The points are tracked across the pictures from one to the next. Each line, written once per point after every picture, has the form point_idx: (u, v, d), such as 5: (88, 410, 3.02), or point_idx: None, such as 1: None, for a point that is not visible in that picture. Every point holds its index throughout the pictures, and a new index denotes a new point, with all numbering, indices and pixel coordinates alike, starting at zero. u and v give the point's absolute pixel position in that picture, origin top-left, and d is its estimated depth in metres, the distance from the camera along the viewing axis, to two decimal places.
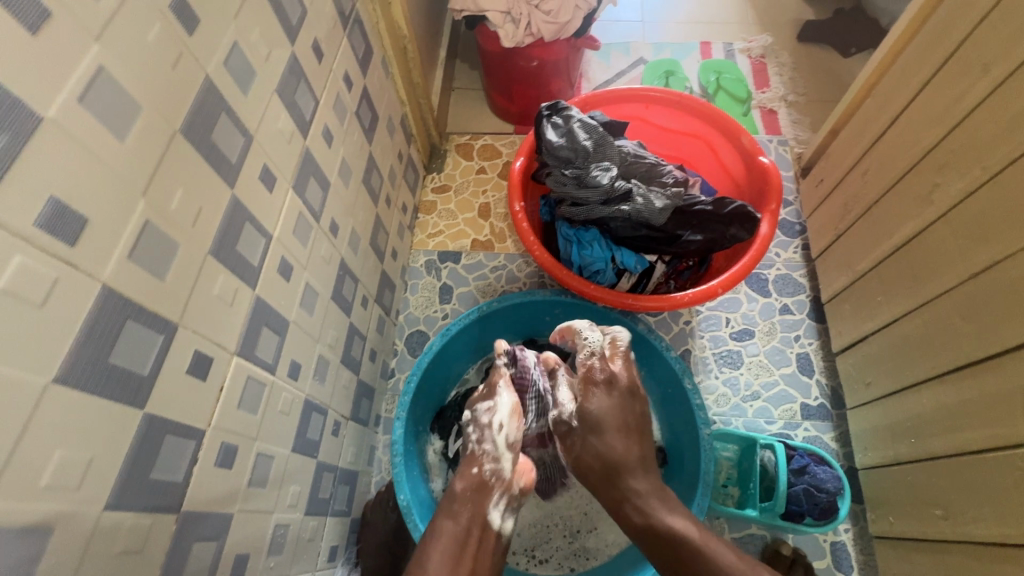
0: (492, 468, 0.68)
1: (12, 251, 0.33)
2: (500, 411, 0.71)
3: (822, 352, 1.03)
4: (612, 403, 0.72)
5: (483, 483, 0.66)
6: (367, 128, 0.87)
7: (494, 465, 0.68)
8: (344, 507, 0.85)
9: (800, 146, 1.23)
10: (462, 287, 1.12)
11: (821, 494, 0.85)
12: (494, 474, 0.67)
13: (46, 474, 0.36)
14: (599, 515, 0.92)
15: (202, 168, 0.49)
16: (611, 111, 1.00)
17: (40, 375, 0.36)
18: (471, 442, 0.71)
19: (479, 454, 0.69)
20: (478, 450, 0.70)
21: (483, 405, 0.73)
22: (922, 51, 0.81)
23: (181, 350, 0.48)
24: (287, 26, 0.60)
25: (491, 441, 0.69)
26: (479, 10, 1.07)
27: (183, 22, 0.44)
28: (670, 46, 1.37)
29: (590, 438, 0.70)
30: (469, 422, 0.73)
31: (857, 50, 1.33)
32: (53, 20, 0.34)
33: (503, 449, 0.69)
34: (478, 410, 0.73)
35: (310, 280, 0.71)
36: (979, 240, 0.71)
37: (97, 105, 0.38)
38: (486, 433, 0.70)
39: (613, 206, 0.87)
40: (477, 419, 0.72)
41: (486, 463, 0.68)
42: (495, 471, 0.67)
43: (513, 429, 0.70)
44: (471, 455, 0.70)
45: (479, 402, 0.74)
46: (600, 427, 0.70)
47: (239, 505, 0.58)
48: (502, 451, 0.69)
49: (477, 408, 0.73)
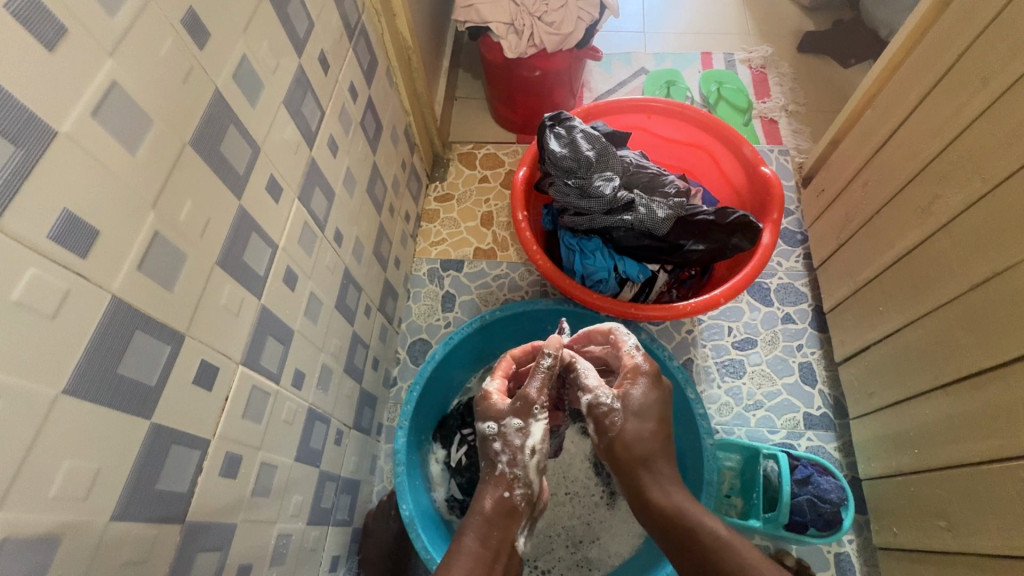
0: (524, 493, 0.64)
1: (26, 265, 0.34)
2: (533, 434, 0.64)
3: (824, 361, 1.03)
4: (659, 396, 0.66)
5: (513, 509, 0.63)
6: (371, 138, 0.87)
7: (526, 490, 0.64)
8: (346, 517, 0.85)
9: (800, 156, 1.24)
10: (464, 295, 1.13)
11: (824, 504, 0.84)
12: (525, 500, 0.64)
13: (55, 485, 0.37)
14: (602, 526, 0.92)
15: (211, 179, 0.49)
16: (613, 121, 1.01)
17: (51, 387, 0.36)
18: (499, 463, 0.64)
19: (508, 477, 0.64)
20: (507, 473, 0.64)
21: (513, 423, 0.65)
22: (921, 63, 0.82)
23: (188, 360, 0.48)
24: (294, 39, 0.61)
25: (523, 466, 0.64)
26: (482, 21, 1.08)
27: (194, 37, 0.45)
28: (671, 56, 1.39)
29: (630, 423, 0.64)
30: (494, 438, 0.65)
31: (856, 61, 1.34)
32: (69, 37, 0.35)
33: (534, 472, 0.64)
34: (506, 427, 0.65)
35: (315, 289, 0.71)
36: (980, 251, 0.71)
37: (111, 119, 0.39)
38: (518, 455, 0.64)
39: (616, 215, 0.88)
40: (505, 437, 0.64)
41: (517, 488, 0.64)
42: (526, 496, 0.64)
43: (546, 453, 0.65)
44: (500, 477, 0.64)
45: (506, 418, 0.65)
46: (643, 418, 0.64)
47: (243, 515, 0.57)
48: (534, 477, 0.64)
49: (503, 424, 0.65)
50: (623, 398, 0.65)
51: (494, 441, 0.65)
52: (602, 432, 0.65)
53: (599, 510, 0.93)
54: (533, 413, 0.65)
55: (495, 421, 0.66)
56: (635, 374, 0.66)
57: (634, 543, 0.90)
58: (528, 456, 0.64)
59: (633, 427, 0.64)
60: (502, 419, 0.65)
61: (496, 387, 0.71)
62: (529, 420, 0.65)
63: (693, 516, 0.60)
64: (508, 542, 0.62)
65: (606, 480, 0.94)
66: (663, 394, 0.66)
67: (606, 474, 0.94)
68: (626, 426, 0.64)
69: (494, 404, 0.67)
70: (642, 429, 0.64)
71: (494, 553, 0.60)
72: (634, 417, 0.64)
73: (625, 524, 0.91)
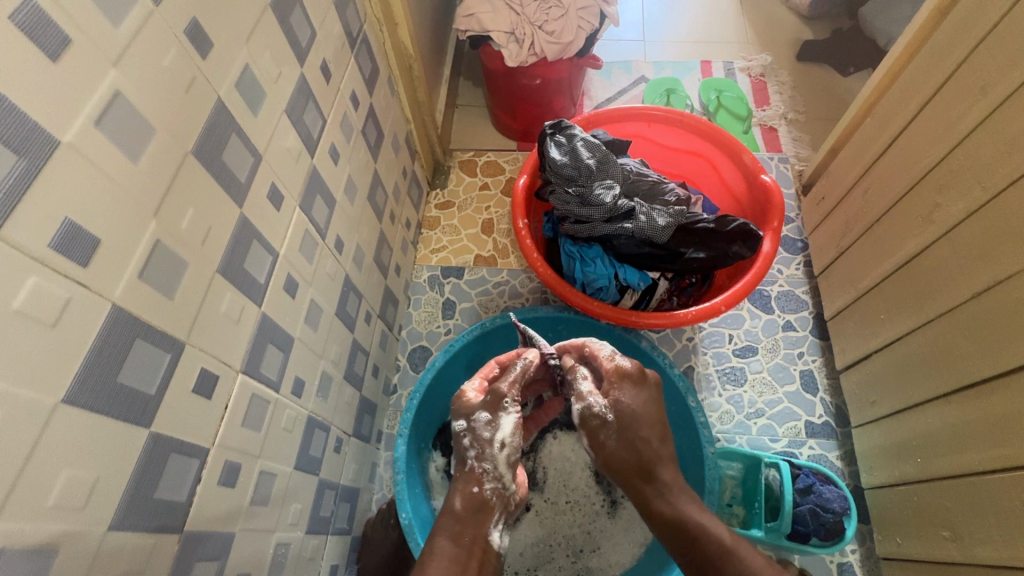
0: (494, 486, 0.63)
1: (27, 274, 0.34)
2: (503, 427, 0.65)
3: (826, 369, 1.03)
4: (650, 397, 0.66)
5: (484, 503, 0.62)
6: (372, 146, 0.88)
7: (496, 484, 0.63)
8: (345, 525, 0.84)
9: (800, 164, 1.25)
10: (464, 302, 1.13)
11: (827, 514, 0.84)
12: (496, 495, 0.63)
13: (53, 494, 0.36)
14: (603, 535, 0.91)
15: (213, 189, 0.49)
16: (613, 129, 1.01)
17: (50, 396, 0.36)
18: (468, 458, 0.65)
19: (478, 472, 0.64)
20: (477, 468, 0.64)
21: (481, 416, 0.66)
22: (920, 73, 0.82)
23: (188, 368, 0.48)
24: (297, 48, 0.61)
25: (492, 460, 0.64)
26: (483, 30, 1.09)
27: (197, 47, 0.45)
28: (671, 65, 1.39)
29: (620, 435, 0.64)
30: (464, 433, 0.66)
31: (855, 70, 1.35)
32: (73, 47, 0.35)
33: (505, 466, 0.64)
34: (475, 421, 0.65)
35: (315, 296, 0.71)
36: (980, 259, 0.71)
37: (114, 129, 0.39)
38: (487, 449, 0.64)
39: (616, 223, 0.88)
40: (473, 430, 0.65)
41: (487, 482, 0.63)
42: (497, 490, 0.63)
43: (516, 447, 0.65)
44: (468, 472, 0.64)
45: (475, 411, 0.66)
46: (632, 424, 0.64)
47: (242, 524, 0.57)
48: (504, 469, 0.64)
49: (471, 418, 0.66)
50: (613, 409, 0.65)
51: (464, 436, 0.66)
52: (597, 447, 0.66)
53: (600, 519, 0.92)
54: (502, 407, 0.66)
55: (465, 417, 0.67)
56: (617, 378, 0.66)
57: (636, 552, 0.89)
58: (496, 446, 0.64)
59: (631, 431, 0.64)
60: (472, 413, 0.66)
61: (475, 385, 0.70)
62: (497, 412, 0.66)
63: (693, 527, 0.60)
64: (482, 537, 0.60)
65: (606, 488, 0.93)
66: (652, 392, 0.67)
67: (606, 482, 0.94)
68: (619, 439, 0.64)
69: (467, 397, 0.68)
70: (633, 438, 0.64)
71: (467, 551, 0.59)
72: (625, 429, 0.64)
73: (626, 533, 0.90)
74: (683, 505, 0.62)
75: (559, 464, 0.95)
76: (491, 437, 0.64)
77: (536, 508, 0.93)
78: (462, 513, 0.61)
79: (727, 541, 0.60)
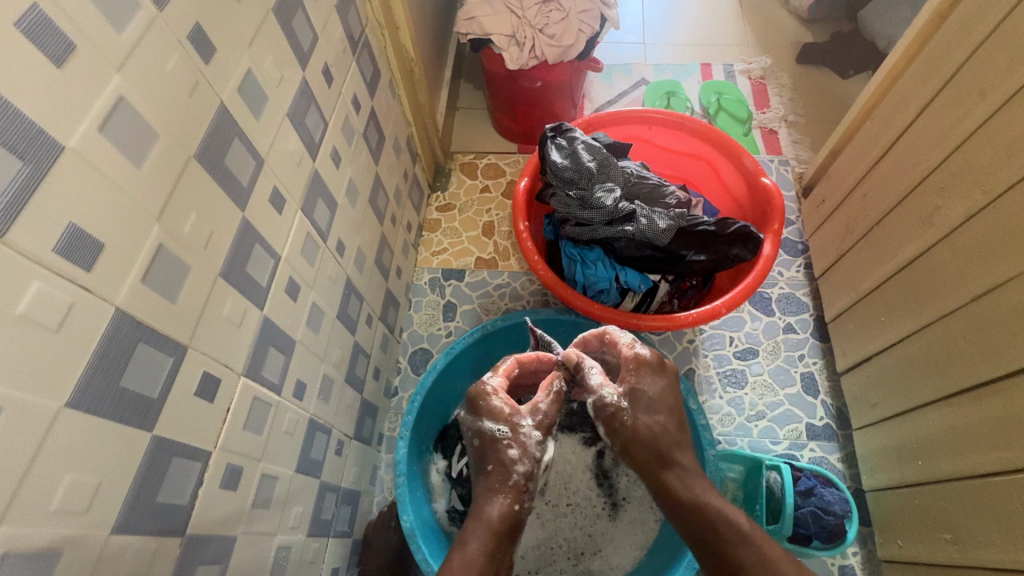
0: (528, 505, 0.64)
1: (30, 278, 0.34)
2: (548, 449, 0.66)
3: (826, 372, 1.03)
4: (666, 385, 0.67)
5: (518, 519, 0.62)
6: (374, 148, 0.88)
7: (529, 502, 0.64)
8: (346, 528, 0.84)
9: (800, 166, 1.25)
10: (465, 304, 1.13)
11: (828, 516, 0.84)
12: (528, 512, 0.64)
13: (55, 499, 0.36)
14: (604, 538, 0.91)
15: (216, 193, 0.50)
16: (614, 132, 1.01)
17: (53, 401, 0.36)
18: (516, 472, 0.63)
19: (522, 488, 0.63)
20: (517, 482, 0.63)
21: (532, 433, 0.65)
22: (920, 76, 0.83)
23: (190, 372, 0.48)
24: (299, 52, 0.62)
25: (537, 479, 0.65)
26: (484, 33, 1.09)
27: (200, 52, 0.46)
28: (671, 67, 1.40)
29: (640, 419, 0.64)
30: (510, 443, 0.64)
31: (855, 73, 1.36)
32: (77, 53, 0.35)
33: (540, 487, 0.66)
34: (525, 435, 0.65)
35: (317, 299, 0.71)
36: (980, 262, 0.72)
37: (117, 134, 0.39)
38: (535, 467, 0.64)
39: (617, 226, 0.88)
40: (522, 443, 0.64)
41: (524, 499, 0.63)
42: (528, 507, 0.64)
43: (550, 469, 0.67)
44: (513, 485, 0.63)
45: (526, 425, 0.65)
46: (653, 411, 0.65)
47: (243, 527, 0.57)
48: (540, 488, 0.66)
49: (521, 431, 0.65)
50: (630, 396, 0.65)
51: (511, 447, 0.64)
52: (615, 434, 0.65)
53: (600, 522, 0.92)
54: (551, 429, 0.67)
55: (509, 425, 0.65)
56: (639, 369, 0.67)
57: (636, 555, 0.89)
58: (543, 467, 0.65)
59: (640, 431, 0.64)
60: (522, 425, 0.65)
61: (496, 383, 0.70)
62: (548, 433, 0.67)
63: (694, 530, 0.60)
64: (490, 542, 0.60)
65: (607, 491, 0.94)
66: (670, 390, 0.67)
67: (607, 484, 0.94)
68: (639, 424, 0.64)
69: (500, 407, 0.67)
70: (653, 423, 0.64)
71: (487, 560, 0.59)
72: (645, 413, 0.64)
73: (627, 535, 0.90)
74: (688, 503, 0.61)
75: (560, 466, 0.95)
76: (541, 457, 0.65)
77: (537, 511, 0.93)
78: (461, 515, 0.61)
79: (744, 533, 0.59)
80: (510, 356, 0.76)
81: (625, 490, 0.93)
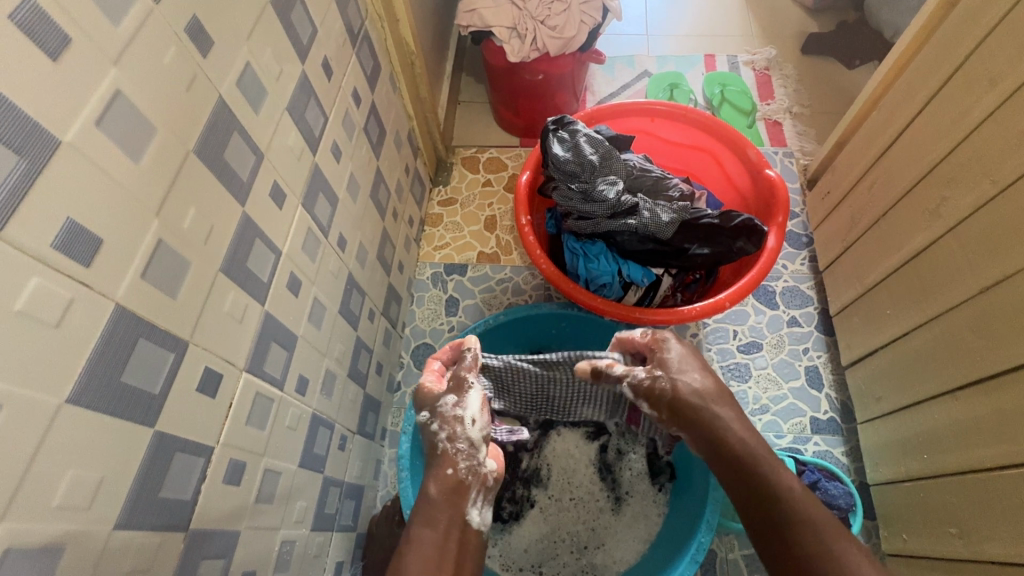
0: (467, 466, 0.63)
1: (29, 275, 0.33)
2: (471, 405, 0.66)
3: (831, 365, 1.02)
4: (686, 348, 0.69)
5: (460, 484, 0.62)
6: (375, 143, 0.88)
7: (468, 462, 0.63)
8: (350, 522, 0.85)
9: (805, 158, 1.24)
10: (468, 299, 1.13)
11: (832, 510, 0.84)
12: (470, 473, 0.63)
13: (58, 494, 0.36)
14: (607, 532, 0.91)
15: (214, 187, 0.49)
16: (616, 124, 1.00)
17: (53, 396, 0.36)
18: (439, 441, 0.65)
19: (451, 453, 0.64)
20: (450, 449, 0.64)
21: (449, 401, 0.66)
22: (927, 65, 0.81)
23: (191, 368, 0.48)
24: (298, 45, 0.61)
25: (463, 438, 0.64)
26: (485, 25, 1.08)
27: (198, 45, 0.45)
28: (674, 59, 1.38)
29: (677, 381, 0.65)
30: (431, 420, 0.66)
31: (861, 62, 1.34)
32: (73, 46, 0.35)
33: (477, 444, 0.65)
34: (443, 406, 0.66)
35: (318, 294, 0.71)
36: (987, 253, 0.71)
37: (113, 127, 0.39)
38: (458, 430, 0.65)
39: (619, 219, 0.87)
40: (442, 415, 0.66)
41: (461, 462, 0.63)
42: (471, 468, 0.63)
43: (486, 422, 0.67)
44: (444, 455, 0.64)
45: (442, 398, 0.67)
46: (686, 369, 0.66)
47: (246, 522, 0.57)
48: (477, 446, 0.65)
49: (439, 404, 0.67)
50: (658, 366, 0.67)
51: (433, 424, 0.66)
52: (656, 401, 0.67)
53: (603, 516, 0.92)
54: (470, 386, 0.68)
55: (431, 408, 0.67)
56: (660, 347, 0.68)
57: (638, 550, 0.88)
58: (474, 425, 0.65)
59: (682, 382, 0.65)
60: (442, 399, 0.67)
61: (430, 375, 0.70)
62: (462, 393, 0.67)
63: None
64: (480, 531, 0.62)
65: (609, 485, 0.94)
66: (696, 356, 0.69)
67: (609, 479, 0.94)
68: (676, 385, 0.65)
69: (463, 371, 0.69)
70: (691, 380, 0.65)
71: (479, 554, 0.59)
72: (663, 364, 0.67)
73: (630, 529, 0.90)
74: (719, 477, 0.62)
75: (562, 462, 0.95)
76: (460, 415, 0.64)
77: (540, 505, 0.93)
78: (451, 497, 0.61)
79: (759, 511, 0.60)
80: (432, 358, 0.74)
81: (628, 485, 0.93)
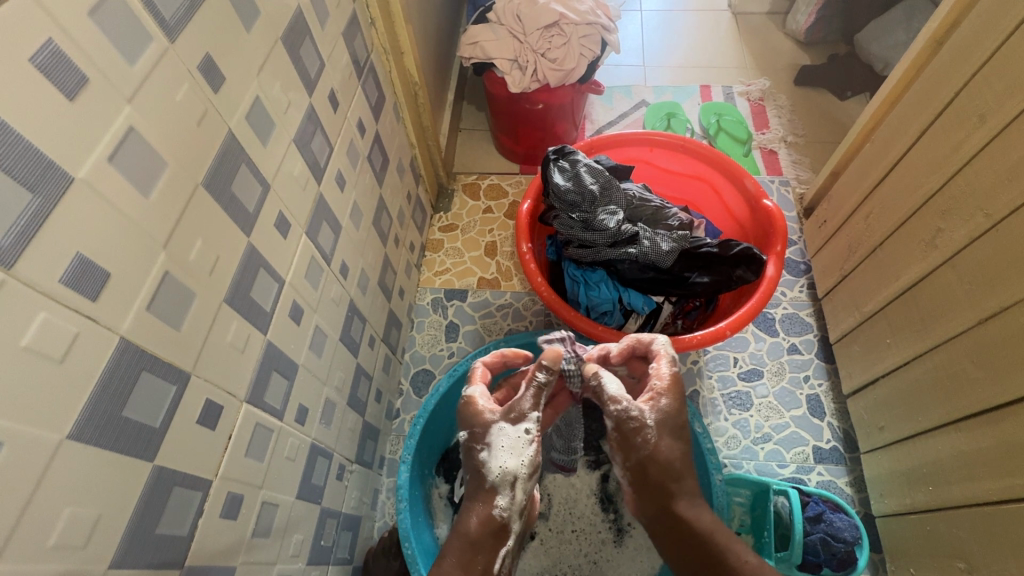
0: (502, 509, 0.63)
1: (36, 310, 0.33)
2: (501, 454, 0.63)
3: (832, 394, 1.02)
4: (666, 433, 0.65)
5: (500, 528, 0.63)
6: (378, 171, 0.89)
7: (506, 505, 0.63)
8: (346, 555, 0.83)
9: (801, 187, 1.26)
10: (468, 324, 1.13)
11: (838, 543, 0.82)
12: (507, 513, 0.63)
13: (54, 534, 0.36)
14: (609, 565, 0.89)
15: (222, 219, 0.50)
16: (615, 154, 1.02)
17: (55, 433, 0.35)
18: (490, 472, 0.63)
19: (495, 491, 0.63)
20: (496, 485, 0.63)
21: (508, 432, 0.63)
22: (916, 100, 0.84)
23: (192, 400, 0.47)
24: (306, 78, 0.62)
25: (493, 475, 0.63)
26: (487, 57, 1.10)
27: (209, 81, 0.46)
28: (670, 89, 1.42)
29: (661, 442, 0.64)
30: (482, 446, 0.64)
31: (852, 94, 1.37)
32: (89, 86, 0.36)
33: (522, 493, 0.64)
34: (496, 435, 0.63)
35: (320, 323, 0.71)
36: (984, 286, 0.71)
37: (126, 164, 0.39)
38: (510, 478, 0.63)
39: (620, 248, 0.88)
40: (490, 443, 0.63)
41: (498, 506, 0.63)
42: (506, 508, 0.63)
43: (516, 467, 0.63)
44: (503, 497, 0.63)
45: (496, 424, 0.63)
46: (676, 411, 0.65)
47: (242, 557, 0.56)
48: (516, 494, 0.63)
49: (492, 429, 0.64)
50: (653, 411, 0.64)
51: (479, 450, 0.64)
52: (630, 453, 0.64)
53: (606, 548, 0.90)
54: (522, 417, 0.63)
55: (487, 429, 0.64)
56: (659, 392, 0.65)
57: None
58: (519, 463, 0.63)
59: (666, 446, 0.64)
60: (493, 425, 0.64)
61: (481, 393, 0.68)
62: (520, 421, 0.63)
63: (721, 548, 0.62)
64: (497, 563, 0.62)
65: (612, 516, 0.91)
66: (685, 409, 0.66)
67: (611, 509, 0.92)
68: (660, 445, 0.64)
69: (479, 410, 0.65)
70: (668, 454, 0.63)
71: None
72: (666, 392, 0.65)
73: (633, 562, 0.89)
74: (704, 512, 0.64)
75: (564, 491, 0.93)
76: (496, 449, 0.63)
77: (540, 537, 0.91)
78: (474, 533, 0.62)
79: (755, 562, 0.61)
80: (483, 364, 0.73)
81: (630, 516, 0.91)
